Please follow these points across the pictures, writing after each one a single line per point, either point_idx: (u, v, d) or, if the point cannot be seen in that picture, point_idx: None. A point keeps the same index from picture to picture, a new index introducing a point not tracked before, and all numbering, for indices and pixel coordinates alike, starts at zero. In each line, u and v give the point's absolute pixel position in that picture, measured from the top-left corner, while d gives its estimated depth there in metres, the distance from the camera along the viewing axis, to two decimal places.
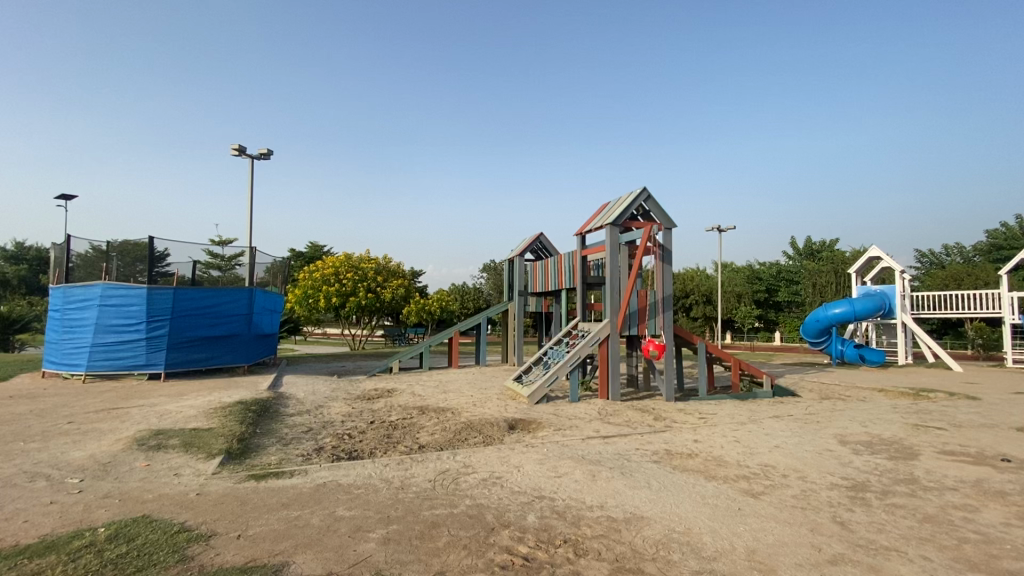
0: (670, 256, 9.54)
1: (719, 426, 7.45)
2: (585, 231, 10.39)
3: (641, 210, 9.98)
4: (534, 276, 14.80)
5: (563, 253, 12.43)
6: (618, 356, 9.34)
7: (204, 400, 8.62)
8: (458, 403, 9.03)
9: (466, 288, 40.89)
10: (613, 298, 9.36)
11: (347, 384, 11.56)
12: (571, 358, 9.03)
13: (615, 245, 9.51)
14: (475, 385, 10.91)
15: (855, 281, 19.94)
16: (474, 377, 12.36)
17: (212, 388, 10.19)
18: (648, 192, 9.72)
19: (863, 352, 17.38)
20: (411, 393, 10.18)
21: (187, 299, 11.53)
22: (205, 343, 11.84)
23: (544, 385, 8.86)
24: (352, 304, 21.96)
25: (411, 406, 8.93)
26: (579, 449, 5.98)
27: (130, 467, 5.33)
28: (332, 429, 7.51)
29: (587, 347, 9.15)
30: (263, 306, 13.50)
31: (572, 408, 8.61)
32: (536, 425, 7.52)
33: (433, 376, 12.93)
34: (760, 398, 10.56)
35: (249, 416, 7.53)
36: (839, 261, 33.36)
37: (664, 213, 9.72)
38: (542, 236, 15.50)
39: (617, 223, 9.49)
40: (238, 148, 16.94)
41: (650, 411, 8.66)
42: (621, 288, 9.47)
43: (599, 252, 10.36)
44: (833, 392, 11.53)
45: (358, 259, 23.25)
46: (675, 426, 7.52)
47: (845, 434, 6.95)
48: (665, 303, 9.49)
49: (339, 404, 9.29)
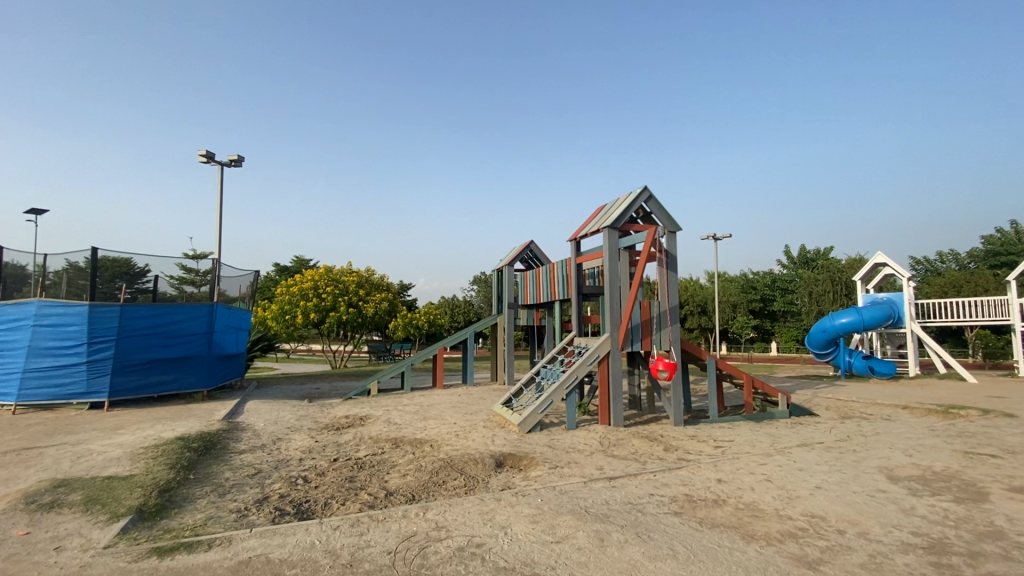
0: (676, 262, 8.51)
1: (742, 458, 6.36)
2: (579, 236, 9.39)
3: (641, 211, 8.97)
4: (525, 288, 13.73)
5: (556, 261, 11.39)
6: (620, 376, 8.25)
7: (140, 436, 7.39)
8: (439, 433, 7.87)
9: (455, 301, 39.79)
10: (612, 310, 8.26)
11: (317, 411, 10.34)
12: (568, 378, 7.94)
13: (614, 249, 8.46)
14: (459, 410, 9.74)
15: (860, 289, 19.09)
16: (460, 400, 11.19)
17: (159, 419, 8.93)
18: (650, 191, 8.68)
19: (872, 364, 16.42)
20: (387, 421, 8.99)
21: (137, 318, 10.27)
22: (157, 366, 10.58)
23: (537, 410, 7.74)
24: (332, 320, 20.76)
25: (384, 439, 7.76)
26: (580, 498, 4.86)
27: (2, 538, 4.12)
28: (285, 471, 6.32)
29: (584, 366, 8.05)
30: (226, 324, 12.24)
31: (569, 437, 7.48)
32: (527, 462, 6.39)
33: (415, 399, 11.74)
34: (777, 420, 9.50)
35: (185, 457, 6.32)
36: (835, 268, 32.65)
37: (667, 215, 8.73)
38: (531, 244, 14.47)
39: (616, 225, 8.46)
40: (205, 154, 15.83)
41: (659, 440, 7.55)
42: (622, 298, 8.39)
43: (595, 258, 9.36)
44: (853, 410, 10.48)
45: (338, 272, 22.06)
46: (690, 459, 6.42)
47: (892, 468, 5.88)
48: (672, 315, 8.42)
49: (302, 437, 8.07)
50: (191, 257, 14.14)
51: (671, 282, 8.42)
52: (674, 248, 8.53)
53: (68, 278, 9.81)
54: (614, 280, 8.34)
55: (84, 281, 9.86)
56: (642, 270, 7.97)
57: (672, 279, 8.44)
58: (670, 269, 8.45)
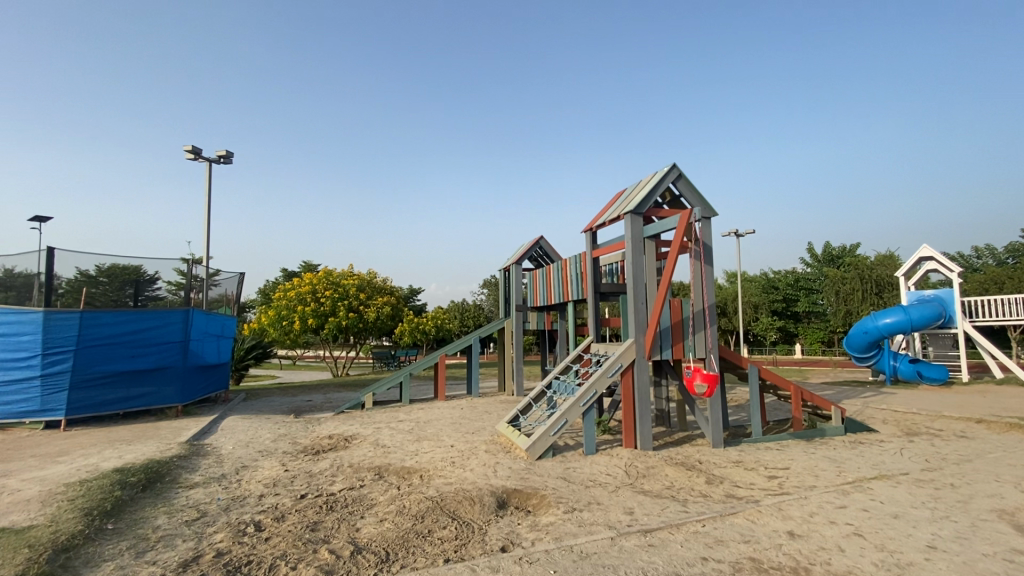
0: (711, 253, 7.18)
1: (811, 498, 5.00)
2: (595, 225, 8.10)
3: (669, 194, 7.64)
4: (535, 288, 12.44)
5: (569, 256, 10.10)
6: (647, 390, 6.91)
7: (76, 466, 6.21)
8: (431, 460, 6.59)
9: (464, 305, 38.65)
10: (637, 311, 6.91)
11: (300, 429, 9.14)
12: (586, 393, 6.63)
13: (638, 238, 7.11)
14: (459, 429, 8.45)
15: (902, 287, 17.48)
16: (462, 414, 9.91)
17: (115, 440, 7.78)
18: (680, 169, 7.35)
19: (921, 369, 14.84)
20: (375, 443, 7.74)
21: (99, 326, 9.16)
22: (123, 379, 9.48)
23: (548, 433, 6.43)
24: (331, 326, 19.64)
25: (368, 467, 6.52)
26: (608, 569, 3.54)
27: None
28: (236, 515, 5.08)
29: (604, 379, 6.73)
30: (204, 331, 11.10)
31: (588, 466, 6.17)
32: (537, 502, 5.09)
33: (413, 413, 10.49)
34: (832, 438, 8.09)
35: (113, 498, 5.12)
36: (864, 266, 30.82)
37: (699, 197, 7.40)
38: (542, 240, 13.19)
39: (641, 209, 7.13)
40: (192, 149, 14.82)
41: (698, 468, 6.20)
42: (648, 296, 7.05)
43: (614, 250, 8.03)
44: (918, 426, 9.01)
45: (338, 276, 20.96)
46: (745, 500, 5.07)
47: (1017, 515, 4.49)
48: (709, 317, 7.06)
49: (270, 464, 6.84)
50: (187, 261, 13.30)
51: (707, 276, 7.08)
52: (708, 236, 7.19)
53: (62, 286, 8.94)
54: (638, 275, 7.01)
55: (95, 290, 9.32)
56: (673, 263, 6.62)
57: (707, 272, 7.11)
58: (704, 262, 7.12)
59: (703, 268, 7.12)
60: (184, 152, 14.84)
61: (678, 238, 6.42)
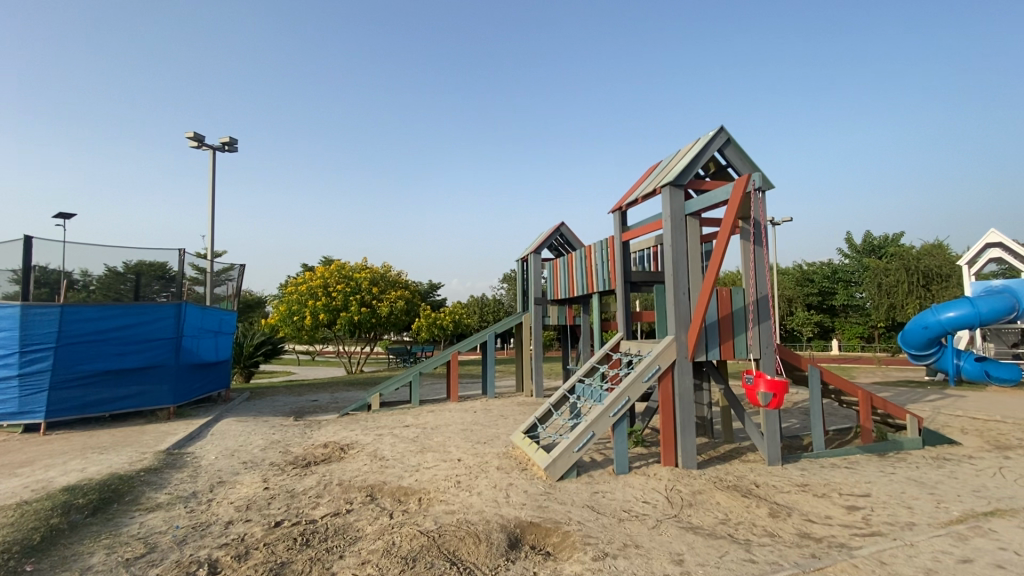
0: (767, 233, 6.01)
1: (919, 547, 3.84)
2: (625, 203, 6.97)
3: (713, 164, 6.48)
4: (556, 279, 11.36)
5: (594, 243, 8.98)
6: (690, 397, 5.78)
7: (27, 482, 5.41)
8: (433, 479, 5.59)
9: (483, 300, 37.69)
10: (677, 302, 5.79)
11: (296, 435, 8.29)
12: (616, 400, 5.55)
13: (679, 215, 5.94)
14: (470, 437, 7.45)
15: (965, 277, 15.75)
16: (474, 419, 8.93)
17: (88, 449, 7.02)
18: (728, 133, 6.18)
19: (988, 369, 13.28)
20: (373, 454, 6.80)
21: (82, 321, 8.47)
22: (110, 379, 8.83)
23: (570, 449, 5.38)
24: (343, 321, 18.88)
25: (360, 485, 5.56)
26: None
27: None
28: (188, 551, 4.14)
29: (639, 384, 5.62)
30: (199, 327, 10.33)
31: (621, 491, 5.10)
32: (559, 543, 4.03)
33: (420, 416, 9.55)
34: (908, 454, 6.84)
35: (45, 529, 4.25)
36: (909, 256, 28.70)
37: (751, 166, 6.20)
38: (563, 226, 12.07)
39: (682, 180, 5.97)
40: (195, 137, 14.16)
41: (757, 495, 5.08)
42: (691, 284, 5.90)
43: (648, 231, 6.89)
44: (1008, 438, 7.67)
45: (351, 270, 20.24)
46: (828, 547, 3.94)
47: None
48: (760, 308, 5.96)
49: (250, 480, 5.93)
50: (220, 264, 12.66)
51: (760, 261, 5.95)
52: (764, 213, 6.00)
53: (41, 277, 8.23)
54: (680, 259, 5.85)
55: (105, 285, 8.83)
56: (723, 244, 5.45)
57: (761, 257, 5.97)
58: (758, 243, 5.97)
59: (756, 250, 5.97)
60: (187, 139, 14.19)
61: (732, 213, 5.24)
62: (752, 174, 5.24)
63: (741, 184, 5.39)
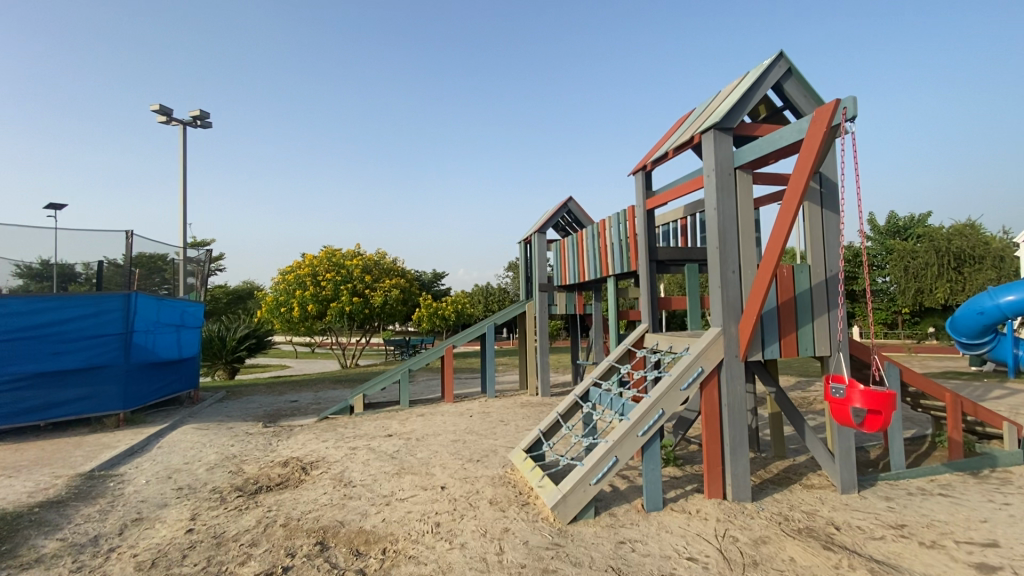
0: (835, 191, 4.73)
1: None
2: (650, 160, 5.55)
3: (765, 107, 5.06)
4: (563, 262, 9.98)
5: (609, 217, 7.54)
6: (741, 408, 4.39)
7: None
8: (405, 519, 4.25)
9: (487, 290, 36.27)
10: (726, 283, 4.39)
11: (257, 447, 7.01)
12: (646, 414, 4.17)
13: (727, 167, 4.50)
14: (461, 452, 6.12)
15: None
16: (469, 425, 7.62)
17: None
18: (790, 60, 4.75)
19: None
20: (339, 476, 5.49)
21: (7, 315, 7.49)
22: (45, 381, 7.72)
23: (584, 482, 4.01)
24: (334, 311, 17.62)
25: (309, 527, 4.25)
26: None
27: None
28: None
29: (676, 393, 4.24)
30: (155, 321, 9.07)
31: (658, 540, 3.74)
32: None
33: (407, 421, 8.24)
34: (1009, 472, 5.43)
35: None
36: (939, 237, 26.92)
37: (818, 103, 4.77)
38: (570, 202, 10.64)
39: (731, 122, 4.55)
40: (161, 110, 12.81)
41: (843, 545, 3.71)
42: (743, 259, 4.48)
43: (682, 195, 5.46)
44: None
45: (342, 257, 18.93)
46: None
47: None
48: (827, 291, 4.67)
49: (175, 516, 4.64)
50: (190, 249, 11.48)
51: (828, 228, 4.64)
52: (833, 163, 4.65)
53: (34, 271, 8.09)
54: (729, 225, 4.44)
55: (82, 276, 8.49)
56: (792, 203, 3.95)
57: (829, 223, 4.67)
58: (822, 204, 4.70)
59: (822, 213, 4.68)
60: (153, 112, 12.85)
61: (810, 161, 3.75)
62: (841, 99, 3.65)
63: (824, 115, 3.74)
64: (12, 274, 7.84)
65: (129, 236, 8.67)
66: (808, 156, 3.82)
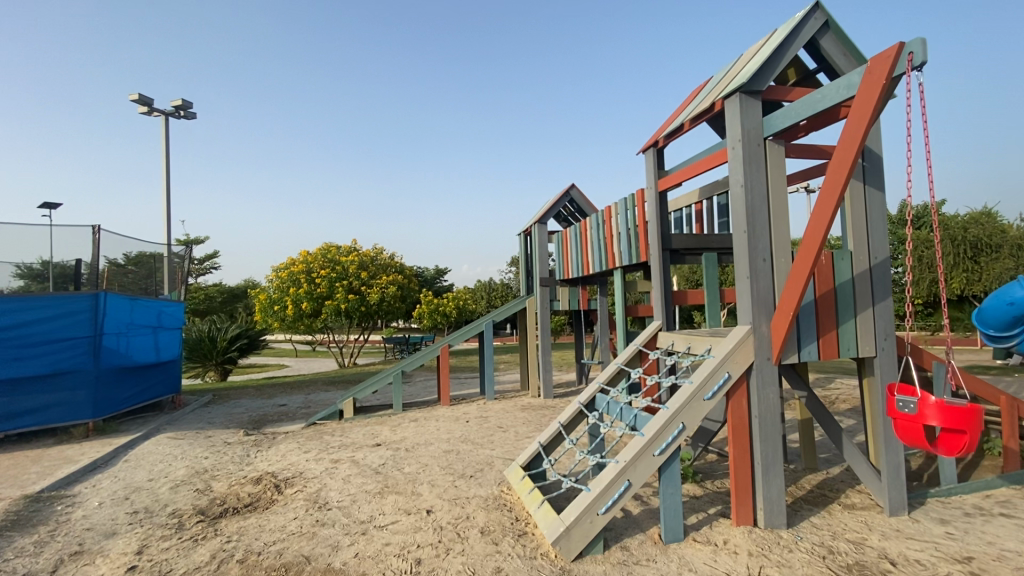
0: (878, 165, 4.07)
1: None
2: (662, 135, 4.90)
3: (795, 69, 4.38)
4: (566, 254, 9.33)
5: (615, 203, 6.87)
6: (773, 419, 3.74)
7: None
8: (381, 554, 3.63)
9: (489, 285, 35.63)
10: (755, 271, 3.75)
11: (232, 460, 6.41)
12: (663, 429, 3.53)
13: (756, 136, 3.83)
14: (453, 466, 5.51)
15: None
16: (464, 432, 7.00)
17: None
18: (827, 11, 4.06)
19: None
20: (314, 496, 4.87)
21: None
22: (4, 388, 7.12)
23: (591, 510, 3.38)
24: (329, 309, 17.03)
25: (268, 564, 3.63)
26: None
27: None
28: None
29: (698, 402, 3.60)
30: (128, 323, 8.48)
31: None
32: None
33: (398, 427, 7.63)
34: None
35: None
36: (953, 226, 26.04)
37: (860, 61, 4.10)
38: (572, 190, 9.96)
39: (760, 85, 3.86)
40: (141, 99, 12.19)
41: None
42: (776, 245, 3.81)
43: (698, 173, 4.78)
44: None
45: (338, 254, 18.34)
46: None
47: None
48: (873, 285, 4.03)
49: (120, 549, 4.04)
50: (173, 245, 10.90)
51: (871, 209, 4.01)
52: (878, 132, 3.99)
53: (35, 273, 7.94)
54: (758, 205, 3.78)
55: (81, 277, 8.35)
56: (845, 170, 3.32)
57: (872, 202, 4.03)
58: (864, 180, 4.04)
59: (864, 190, 4.03)
60: (134, 102, 12.24)
61: (866, 119, 3.13)
62: (907, 42, 3.06)
63: (883, 64, 3.15)
64: (11, 275, 7.74)
65: (96, 232, 8.21)
66: (862, 114, 3.21)
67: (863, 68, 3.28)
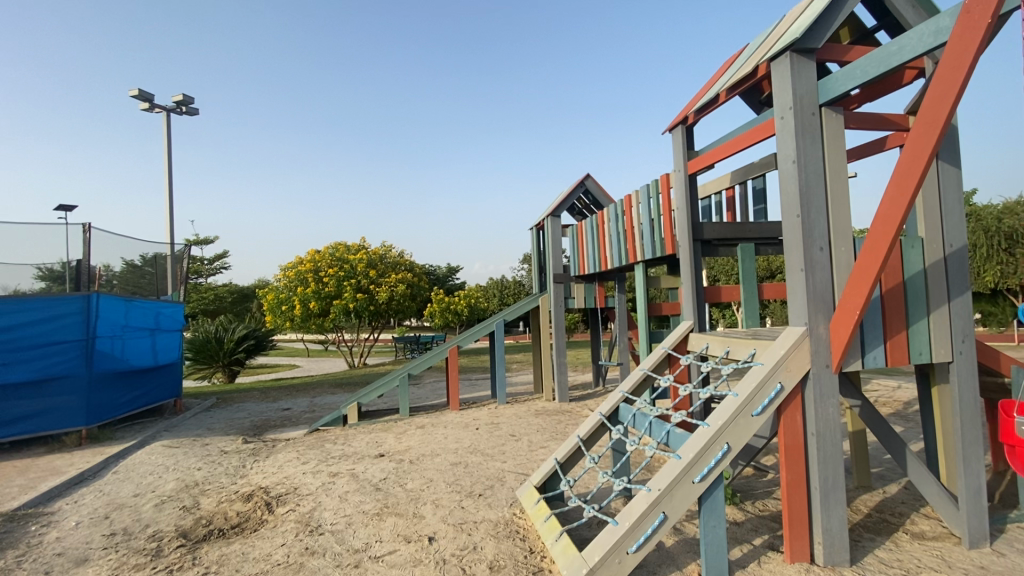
0: (953, 135, 3.46)
1: None
2: (693, 109, 4.33)
3: (849, 26, 3.77)
4: (581, 248, 8.76)
5: (636, 191, 6.28)
6: (835, 437, 3.16)
7: None
8: None
9: (501, 284, 35.15)
10: (813, 259, 3.17)
11: (226, 472, 5.98)
12: (704, 452, 2.97)
13: (810, 103, 3.25)
14: (461, 481, 5.00)
15: None
16: (473, 441, 6.49)
17: None
18: None
19: None
20: (306, 517, 4.41)
21: None
22: None
23: (619, 550, 2.84)
24: (337, 309, 16.68)
25: None
26: None
27: None
28: None
29: (745, 419, 3.04)
30: (122, 326, 8.12)
31: None
32: None
33: (403, 435, 7.16)
34: None
35: None
36: (986, 216, 24.83)
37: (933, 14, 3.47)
38: (586, 180, 9.38)
39: (817, 41, 3.25)
40: (141, 95, 11.88)
41: None
42: (835, 230, 3.23)
43: (734, 152, 4.19)
44: None
45: (346, 252, 17.96)
46: None
47: None
48: (950, 277, 3.42)
49: None
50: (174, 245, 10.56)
51: (946, 188, 3.41)
52: None
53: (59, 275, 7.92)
54: (813, 184, 3.20)
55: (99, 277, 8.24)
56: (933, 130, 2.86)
57: (946, 179, 3.42)
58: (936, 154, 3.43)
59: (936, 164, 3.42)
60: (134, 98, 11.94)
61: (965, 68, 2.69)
62: None
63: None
64: (33, 278, 7.77)
65: (85, 229, 7.79)
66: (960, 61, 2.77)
67: (955, 7, 2.79)
